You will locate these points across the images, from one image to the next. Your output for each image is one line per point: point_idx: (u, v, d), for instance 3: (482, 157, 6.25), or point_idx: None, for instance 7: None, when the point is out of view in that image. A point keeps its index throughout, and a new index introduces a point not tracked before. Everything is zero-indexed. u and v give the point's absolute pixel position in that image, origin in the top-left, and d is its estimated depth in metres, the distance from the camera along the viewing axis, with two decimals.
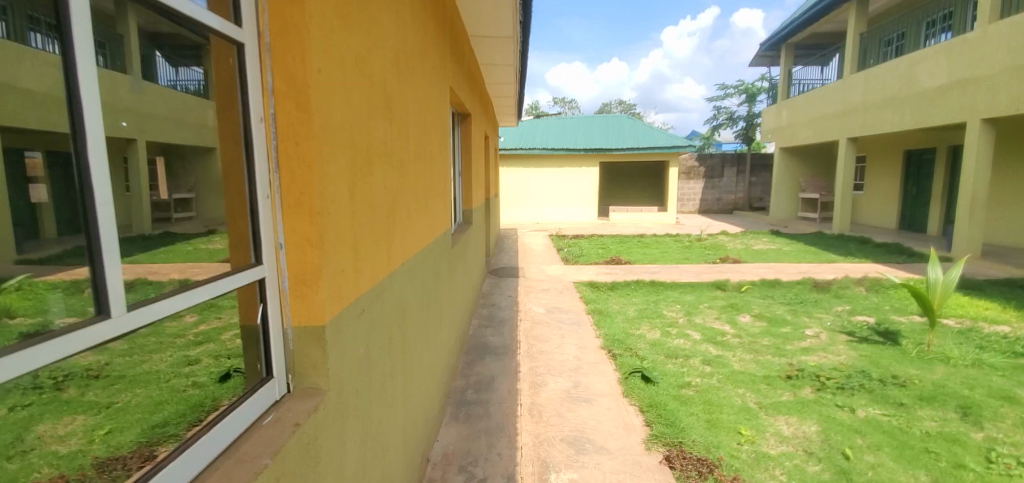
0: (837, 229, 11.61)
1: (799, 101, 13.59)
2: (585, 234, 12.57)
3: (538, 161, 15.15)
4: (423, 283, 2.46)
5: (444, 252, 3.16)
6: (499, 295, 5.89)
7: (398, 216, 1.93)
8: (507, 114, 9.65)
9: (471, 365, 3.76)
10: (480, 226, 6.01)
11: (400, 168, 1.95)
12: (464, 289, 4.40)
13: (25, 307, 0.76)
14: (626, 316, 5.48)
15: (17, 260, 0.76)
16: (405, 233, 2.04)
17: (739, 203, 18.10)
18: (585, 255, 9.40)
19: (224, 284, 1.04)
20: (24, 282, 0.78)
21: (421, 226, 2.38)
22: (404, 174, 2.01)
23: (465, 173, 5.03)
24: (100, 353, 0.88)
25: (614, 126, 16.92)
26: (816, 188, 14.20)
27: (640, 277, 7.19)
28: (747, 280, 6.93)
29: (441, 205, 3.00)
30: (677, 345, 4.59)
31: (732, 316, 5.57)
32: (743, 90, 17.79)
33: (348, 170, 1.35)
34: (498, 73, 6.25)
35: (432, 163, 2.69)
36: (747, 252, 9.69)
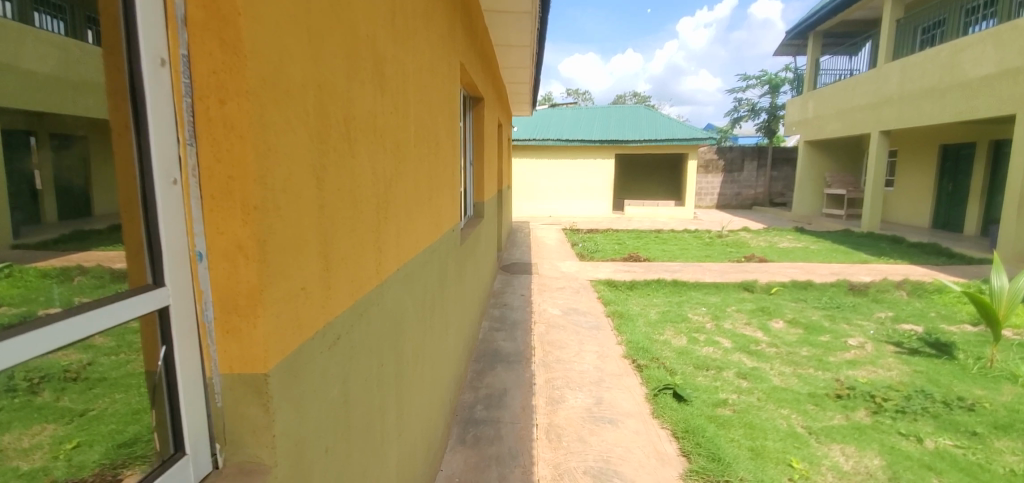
0: (866, 227, 11.17)
1: (828, 92, 12.99)
2: (599, 228, 12.17)
3: (552, 152, 14.71)
4: (426, 289, 2.08)
5: (451, 250, 2.77)
6: (511, 293, 5.50)
7: (393, 211, 1.54)
8: (520, 102, 9.22)
9: (481, 376, 3.37)
10: (492, 219, 5.63)
11: (396, 152, 1.57)
12: (474, 288, 4.00)
13: (10, 297, 0.61)
14: (648, 319, 5.07)
15: (13, 246, 0.62)
16: (401, 232, 1.65)
17: (759, 199, 17.60)
18: (601, 251, 8.99)
19: (121, 311, 0.67)
20: (9, 269, 0.62)
21: (425, 222, 2.00)
22: (401, 160, 1.63)
23: (477, 162, 4.64)
24: (85, 351, 0.67)
25: (630, 116, 16.40)
26: (841, 184, 13.61)
27: (661, 275, 6.76)
28: (777, 281, 6.50)
29: (449, 197, 2.60)
30: (706, 354, 4.17)
31: (763, 321, 5.13)
32: (766, 81, 17.13)
33: (311, 149, 0.95)
34: (514, 57, 5.82)
35: (439, 150, 2.31)
36: (771, 250, 9.22)
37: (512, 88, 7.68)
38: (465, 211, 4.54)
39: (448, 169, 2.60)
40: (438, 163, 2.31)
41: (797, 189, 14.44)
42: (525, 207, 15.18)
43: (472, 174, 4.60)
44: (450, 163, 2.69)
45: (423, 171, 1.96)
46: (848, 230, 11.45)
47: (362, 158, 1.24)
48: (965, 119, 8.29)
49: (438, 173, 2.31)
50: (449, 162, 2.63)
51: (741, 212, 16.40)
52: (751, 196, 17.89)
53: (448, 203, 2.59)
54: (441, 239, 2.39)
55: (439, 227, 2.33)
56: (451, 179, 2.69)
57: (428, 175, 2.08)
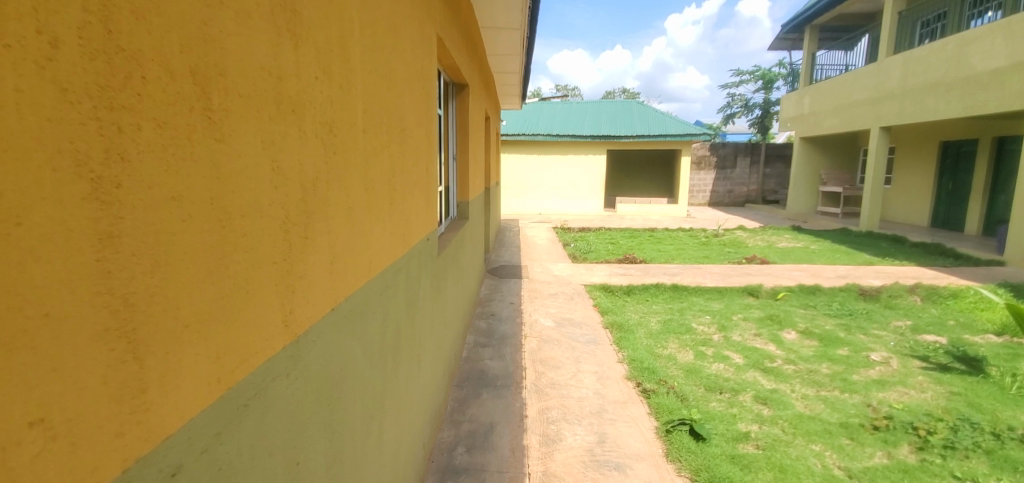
0: (864, 227, 10.88)
1: (825, 87, 12.66)
2: (591, 226, 11.74)
3: (542, 148, 14.24)
4: (388, 321, 1.58)
5: (426, 263, 2.27)
6: (499, 301, 5.02)
7: (327, 224, 1.05)
8: (509, 94, 8.72)
9: (463, 406, 2.88)
10: (478, 218, 5.12)
11: (332, 139, 1.07)
12: (456, 300, 3.50)
13: None
14: (648, 330, 4.62)
15: None
16: (343, 253, 1.15)
17: (751, 196, 17.35)
18: (594, 252, 8.55)
19: None
20: None
21: (384, 233, 1.51)
22: (342, 152, 1.13)
23: (461, 157, 4.13)
24: None
25: (622, 111, 15.95)
26: (837, 182, 13.32)
27: (660, 279, 6.31)
28: (783, 285, 6.11)
29: (421, 197, 2.11)
30: (717, 373, 3.71)
31: (774, 332, 4.70)
32: (759, 76, 16.78)
33: (61, 120, 0.47)
34: (502, 42, 5.31)
35: (407, 139, 1.82)
36: (771, 250, 8.83)
37: (500, 80, 7.18)
38: (447, 212, 4.04)
39: (421, 164, 2.12)
40: (407, 156, 1.83)
41: (792, 186, 14.11)
42: (514, 205, 14.70)
43: (455, 170, 4.11)
44: (424, 157, 2.20)
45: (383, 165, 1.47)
46: (846, 229, 11.14)
47: (252, 143, 0.75)
48: (974, 114, 7.97)
49: (406, 169, 1.82)
50: (423, 155, 2.15)
51: (734, 210, 16.08)
52: (743, 193, 17.57)
53: (420, 207, 2.10)
54: (410, 252, 1.91)
55: (407, 237, 1.84)
56: (425, 176, 2.21)
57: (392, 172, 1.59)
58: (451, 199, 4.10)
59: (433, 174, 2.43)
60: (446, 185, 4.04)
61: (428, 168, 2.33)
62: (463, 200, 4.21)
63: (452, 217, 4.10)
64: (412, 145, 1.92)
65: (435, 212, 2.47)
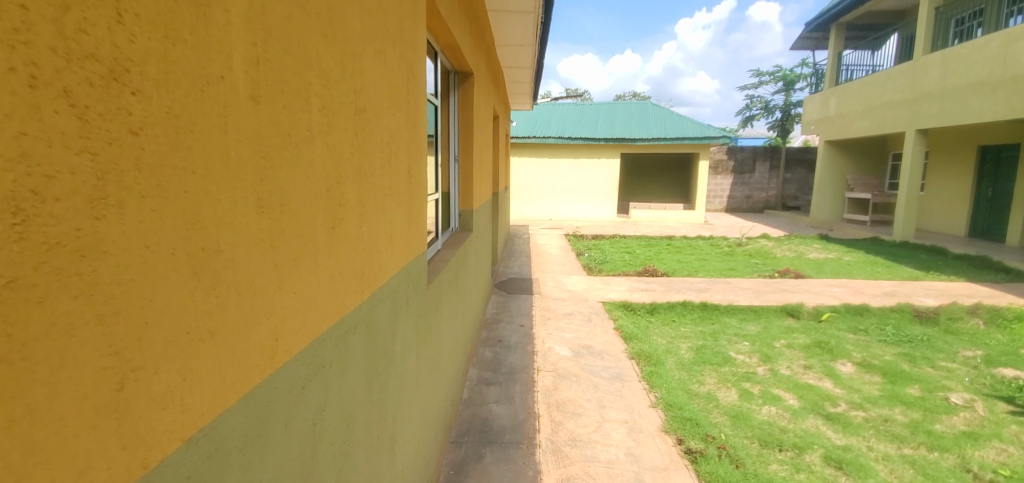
0: (898, 235, 9.99)
1: (852, 88, 11.94)
2: (605, 234, 11.10)
3: (553, 151, 13.62)
4: (327, 421, 0.96)
5: (410, 300, 1.65)
6: (507, 322, 4.40)
7: (120, 297, 0.49)
8: (520, 93, 8.11)
9: (461, 473, 2.27)
10: (484, 228, 4.50)
11: (143, 99, 0.50)
12: (456, 331, 2.89)
13: None
14: (679, 361, 3.97)
15: None
16: (196, 328, 0.59)
17: (771, 202, 16.61)
18: (611, 263, 7.90)
19: None
20: None
21: (326, 266, 0.93)
22: (190, 127, 0.57)
23: (464, 158, 3.53)
24: None
25: (636, 113, 15.30)
26: (865, 188, 12.56)
27: (686, 295, 5.65)
28: (826, 304, 5.42)
29: (402, 205, 1.53)
30: (770, 420, 3.05)
31: (827, 363, 4.04)
32: (780, 77, 16.03)
33: None
34: (512, 32, 4.72)
35: (375, 120, 1.24)
36: (801, 262, 8.11)
37: (509, 76, 6.57)
38: (447, 224, 3.44)
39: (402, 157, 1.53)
40: (377, 144, 1.26)
41: (816, 192, 13.35)
42: (523, 210, 14.09)
43: (457, 173, 3.50)
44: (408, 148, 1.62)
45: (320, 157, 0.90)
46: (877, 238, 10.40)
47: None
48: (1021, 117, 7.25)
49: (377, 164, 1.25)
50: (405, 145, 1.56)
51: (753, 217, 15.33)
52: (762, 199, 16.82)
53: (401, 217, 1.51)
54: (385, 286, 1.33)
55: (378, 263, 1.27)
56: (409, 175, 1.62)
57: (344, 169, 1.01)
58: (453, 207, 3.49)
59: (423, 172, 1.84)
60: (446, 192, 3.43)
61: (416, 164, 1.73)
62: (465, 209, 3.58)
63: (454, 229, 3.49)
64: (385, 131, 1.34)
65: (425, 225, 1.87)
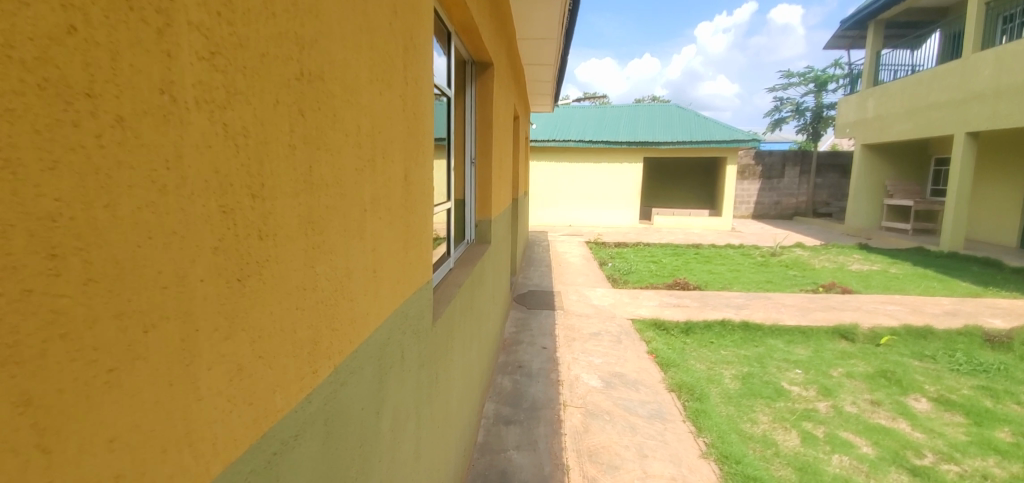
0: (946, 246, 9.28)
1: (893, 88, 11.23)
2: (628, 241, 10.59)
3: (573, 155, 13.16)
4: None
5: (407, 352, 1.22)
6: (529, 344, 3.96)
7: None
8: (542, 94, 7.64)
9: None
10: (504, 238, 4.06)
11: None
12: (471, 364, 2.45)
13: None
14: (724, 392, 3.47)
15: None
16: None
17: (801, 208, 15.90)
18: (637, 273, 7.40)
19: None
20: None
21: (222, 349, 0.53)
22: None
23: (481, 161, 3.10)
24: None
25: (660, 115, 14.74)
26: (905, 194, 11.84)
27: (724, 312, 5.12)
28: (882, 324, 4.85)
29: (398, 224, 1.11)
30: (843, 475, 2.54)
31: (897, 399, 3.51)
32: (812, 77, 15.29)
33: None
34: (535, 24, 4.28)
35: (349, 101, 0.83)
36: (844, 274, 7.49)
37: (531, 74, 6.11)
38: (462, 235, 3.00)
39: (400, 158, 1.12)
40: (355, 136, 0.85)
41: (852, 198, 12.66)
42: (542, 215, 13.65)
43: (472, 178, 3.05)
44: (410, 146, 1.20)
45: (205, 154, 0.50)
46: (921, 247, 9.72)
47: None
48: None
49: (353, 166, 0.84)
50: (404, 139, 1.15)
51: (783, 224, 14.65)
52: (792, 205, 16.09)
53: (395, 241, 1.10)
54: (366, 343, 0.92)
55: (354, 315, 0.85)
56: (409, 182, 1.21)
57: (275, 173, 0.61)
58: (468, 215, 3.04)
59: (431, 177, 1.42)
60: (461, 200, 2.99)
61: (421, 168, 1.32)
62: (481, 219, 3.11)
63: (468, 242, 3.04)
64: (369, 119, 0.92)
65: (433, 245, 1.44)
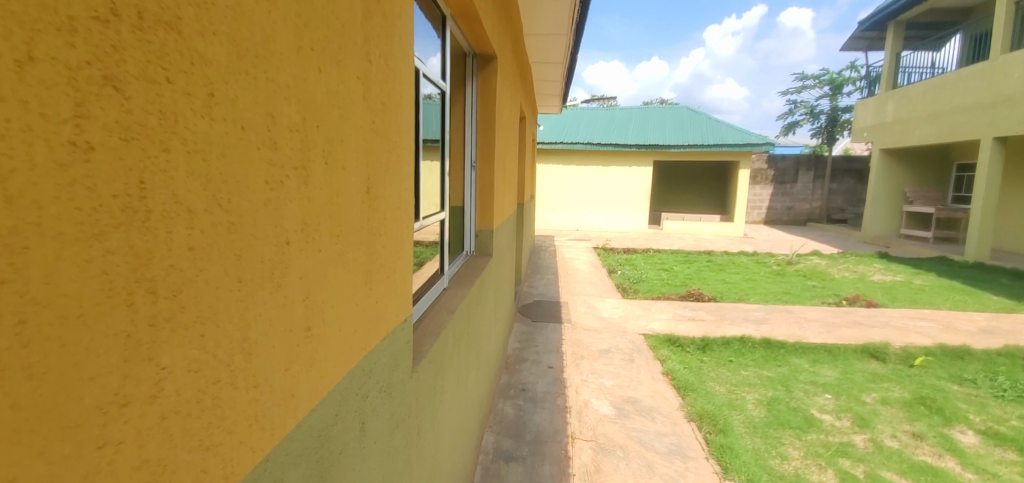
0: (971, 256, 8.88)
1: (914, 91, 10.83)
2: (637, 247, 10.27)
3: (581, 158, 12.87)
4: None
5: (370, 422, 0.92)
6: (534, 362, 3.64)
7: None
8: (551, 94, 7.33)
9: None
10: (508, 248, 3.75)
11: None
12: (467, 397, 2.15)
13: None
14: (749, 421, 3.14)
15: None
16: None
17: (815, 214, 15.50)
18: (647, 282, 7.09)
19: None
20: None
21: None
22: None
23: (482, 165, 2.79)
24: None
25: (670, 118, 14.39)
26: (926, 201, 11.45)
27: (743, 327, 4.79)
28: (916, 344, 4.50)
29: (352, 254, 0.82)
30: None
31: (941, 431, 3.17)
32: (827, 80, 14.87)
33: None
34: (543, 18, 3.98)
35: (244, 84, 0.54)
36: (866, 286, 7.13)
37: (538, 73, 5.79)
38: (460, 247, 2.70)
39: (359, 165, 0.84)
40: (258, 137, 0.56)
41: (869, 205, 12.27)
42: (549, 219, 13.36)
43: (472, 184, 2.74)
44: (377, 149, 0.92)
45: None
46: (944, 257, 9.34)
47: None
48: None
49: (256, 183, 0.56)
50: (365, 140, 0.86)
51: (797, 230, 14.27)
52: (805, 210, 15.69)
53: (347, 278, 0.81)
54: (289, 436, 0.64)
55: (257, 411, 0.57)
56: (375, 197, 0.92)
57: (27, 218, 0.33)
58: (466, 225, 2.74)
59: (411, 184, 1.12)
60: (459, 208, 2.68)
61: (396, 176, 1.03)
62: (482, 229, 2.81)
63: (467, 254, 2.74)
64: (296, 111, 0.64)
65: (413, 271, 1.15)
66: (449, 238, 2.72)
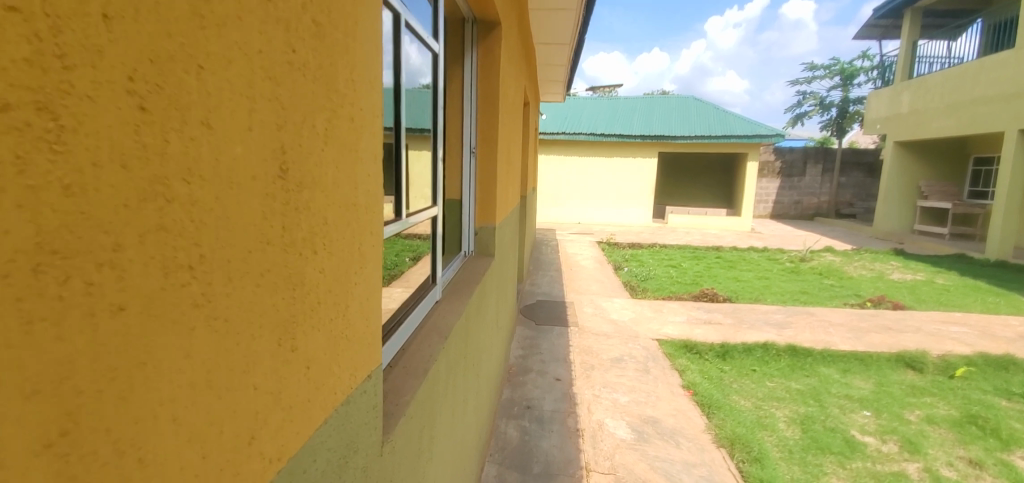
0: (993, 253, 8.52)
1: (932, 82, 10.40)
2: (643, 242, 9.90)
3: (584, 149, 12.46)
4: None
5: None
6: (540, 373, 3.28)
7: None
8: (555, 82, 6.90)
9: None
10: (511, 246, 3.36)
11: None
12: (466, 431, 1.77)
13: None
14: (784, 444, 2.78)
15: None
16: None
17: (823, 208, 15.14)
18: (656, 280, 6.72)
19: None
20: None
21: None
22: None
23: (483, 152, 2.39)
24: None
25: (676, 108, 13.96)
26: (941, 196, 11.08)
27: (764, 332, 4.42)
28: (954, 352, 4.14)
29: (230, 297, 0.46)
30: None
31: (999, 457, 2.83)
32: (838, 70, 14.41)
33: None
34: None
35: None
36: (887, 286, 6.77)
37: (544, 57, 5.36)
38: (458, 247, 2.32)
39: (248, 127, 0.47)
40: None
41: (882, 200, 11.90)
42: (551, 212, 12.97)
43: (471, 175, 2.34)
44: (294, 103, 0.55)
45: None
46: (963, 255, 8.99)
47: None
48: None
49: None
50: (267, 94, 0.50)
51: (805, 225, 13.91)
52: (813, 204, 15.32)
53: (222, 337, 0.45)
54: None
55: None
56: (296, 193, 0.56)
57: None
58: (463, 223, 2.34)
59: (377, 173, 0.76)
60: (456, 202, 2.30)
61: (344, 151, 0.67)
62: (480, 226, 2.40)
63: (464, 256, 2.34)
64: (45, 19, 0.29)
65: (381, 289, 0.80)
66: (445, 237, 2.33)
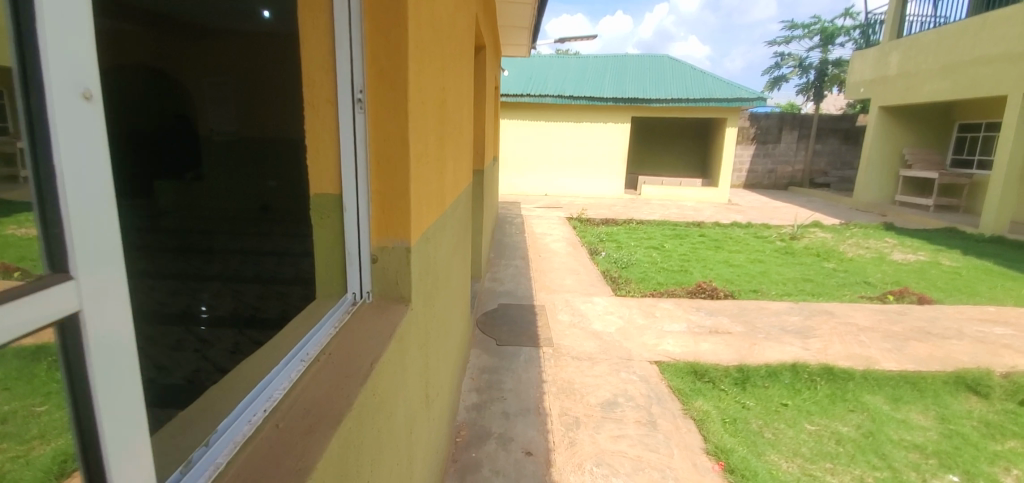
0: (988, 228, 7.91)
1: (926, 41, 9.61)
2: (617, 217, 8.95)
3: (552, 114, 11.34)
4: None
5: None
6: (499, 444, 2.20)
7: None
8: (518, 29, 5.65)
9: None
10: (455, 257, 2.19)
11: None
12: None
13: None
14: None
15: None
16: None
17: (797, 177, 14.57)
18: (638, 265, 5.78)
19: None
20: None
21: None
22: None
23: (376, 116, 1.19)
24: None
25: (651, 68, 12.85)
26: (925, 164, 10.48)
27: (786, 345, 3.50)
28: (1021, 370, 3.29)
29: None
30: None
31: None
32: (818, 30, 13.53)
33: None
34: None
35: None
36: (894, 270, 6.00)
37: None
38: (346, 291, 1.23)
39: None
40: None
41: (863, 169, 11.29)
42: (515, 183, 11.84)
43: (364, 149, 1.19)
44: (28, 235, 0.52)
45: None
46: (954, 229, 8.40)
47: None
48: None
49: None
50: None
51: (781, 196, 13.23)
52: (788, 174, 14.69)
53: None
54: None
55: None
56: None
57: None
58: (348, 244, 1.21)
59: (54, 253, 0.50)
60: (337, 200, 1.20)
61: None
62: (380, 246, 1.24)
63: (348, 304, 1.23)
64: None
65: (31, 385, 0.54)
66: (319, 269, 1.25)
